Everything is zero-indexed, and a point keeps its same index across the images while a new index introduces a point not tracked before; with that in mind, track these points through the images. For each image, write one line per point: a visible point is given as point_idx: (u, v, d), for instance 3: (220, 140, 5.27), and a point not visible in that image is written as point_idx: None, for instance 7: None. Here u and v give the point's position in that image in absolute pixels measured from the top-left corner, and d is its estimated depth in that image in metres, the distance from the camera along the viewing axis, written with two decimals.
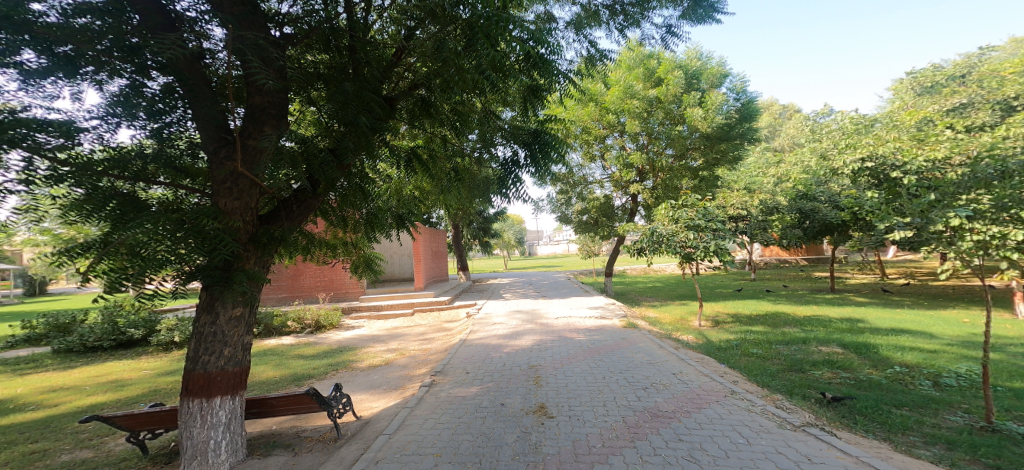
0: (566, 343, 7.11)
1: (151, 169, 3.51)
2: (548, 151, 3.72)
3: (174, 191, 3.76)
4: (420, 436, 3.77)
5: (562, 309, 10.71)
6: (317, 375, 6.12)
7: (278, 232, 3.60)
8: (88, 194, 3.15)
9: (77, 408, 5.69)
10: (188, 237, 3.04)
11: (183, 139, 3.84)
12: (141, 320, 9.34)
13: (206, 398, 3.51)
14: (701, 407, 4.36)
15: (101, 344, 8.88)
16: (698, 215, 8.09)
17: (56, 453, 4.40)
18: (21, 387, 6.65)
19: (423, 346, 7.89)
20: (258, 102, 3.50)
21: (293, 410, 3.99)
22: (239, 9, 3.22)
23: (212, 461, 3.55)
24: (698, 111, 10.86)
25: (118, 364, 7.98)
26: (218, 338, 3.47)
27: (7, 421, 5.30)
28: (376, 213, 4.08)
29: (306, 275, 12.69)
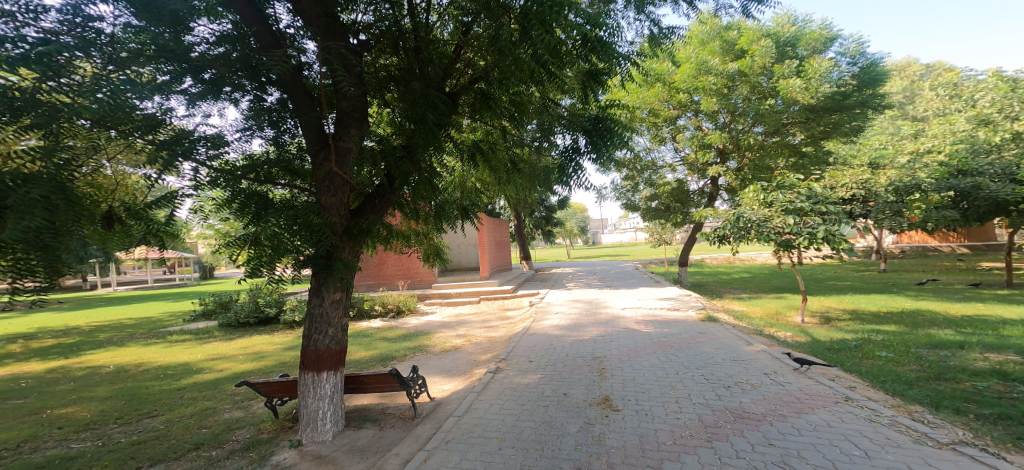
0: (633, 335, 6.86)
1: (274, 173, 4.13)
2: (610, 137, 3.64)
3: (290, 191, 4.32)
4: (486, 420, 3.94)
5: (628, 300, 10.30)
6: (399, 357, 6.67)
7: (365, 224, 3.91)
8: (234, 194, 3.86)
9: (235, 373, 6.86)
10: (301, 230, 3.52)
11: (294, 145, 4.42)
12: (275, 300, 10.85)
13: (317, 372, 4.02)
14: (800, 412, 3.94)
15: (249, 321, 10.51)
16: (800, 197, 7.22)
17: (221, 411, 5.37)
18: (197, 353, 8.21)
19: (490, 333, 8.14)
20: (345, 106, 3.83)
21: (380, 388, 4.38)
22: (324, 21, 3.53)
23: (320, 428, 4.05)
24: (795, 82, 9.61)
25: (260, 337, 9.41)
26: (324, 318, 3.94)
27: (191, 380, 6.58)
28: (444, 206, 4.29)
29: (388, 264, 13.76)
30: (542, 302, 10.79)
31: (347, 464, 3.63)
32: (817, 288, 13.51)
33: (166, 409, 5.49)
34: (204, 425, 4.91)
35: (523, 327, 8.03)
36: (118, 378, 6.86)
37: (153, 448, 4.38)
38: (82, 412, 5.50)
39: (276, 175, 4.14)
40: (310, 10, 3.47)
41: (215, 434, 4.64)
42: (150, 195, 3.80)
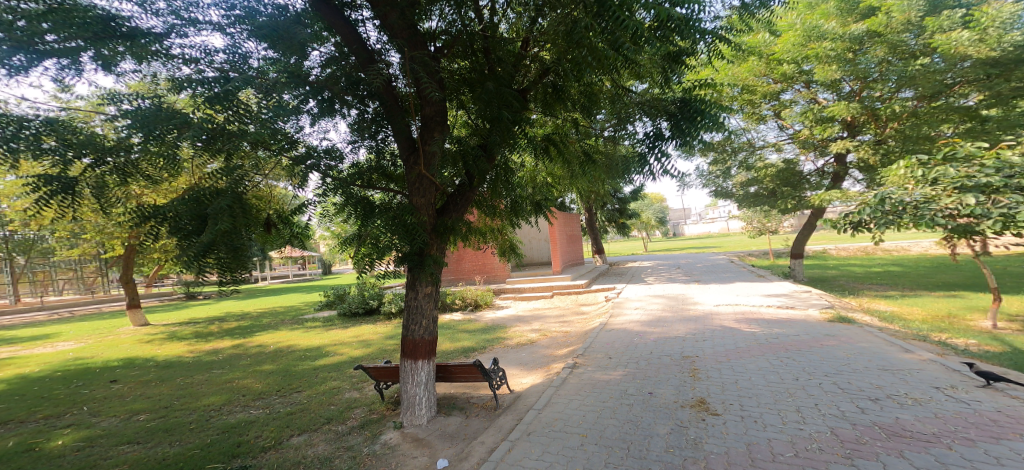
0: (733, 334, 6.24)
1: (374, 178, 4.55)
2: (696, 119, 3.50)
3: (388, 195, 4.65)
4: (567, 415, 3.89)
5: (722, 296, 9.41)
6: (479, 349, 6.90)
7: (450, 223, 4.10)
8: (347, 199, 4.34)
9: (351, 357, 7.70)
10: (398, 230, 3.82)
11: (387, 153, 4.81)
12: (376, 293, 11.94)
13: (413, 360, 4.34)
14: (995, 437, 3.10)
15: (358, 311, 11.71)
16: (992, 170, 5.74)
17: (342, 391, 6.07)
18: (322, 339, 9.39)
19: (565, 328, 8.03)
20: (428, 112, 4.06)
21: (466, 378, 4.58)
22: (407, 32, 3.78)
23: (415, 413, 4.36)
24: (964, 32, 7.90)
25: (367, 326, 10.44)
26: (418, 310, 4.25)
27: (320, 362, 7.56)
28: (518, 201, 4.38)
29: (466, 260, 14.30)
30: (618, 298, 10.24)
31: (439, 449, 3.88)
32: (1000, 285, 10.83)
33: (308, 385, 6.40)
34: (334, 402, 5.63)
35: (599, 323, 7.74)
36: (277, 357, 8.18)
37: (300, 420, 5.14)
38: (255, 384, 6.69)
39: (376, 180, 4.54)
40: (395, 24, 3.75)
41: (340, 411, 5.28)
42: (291, 205, 4.49)
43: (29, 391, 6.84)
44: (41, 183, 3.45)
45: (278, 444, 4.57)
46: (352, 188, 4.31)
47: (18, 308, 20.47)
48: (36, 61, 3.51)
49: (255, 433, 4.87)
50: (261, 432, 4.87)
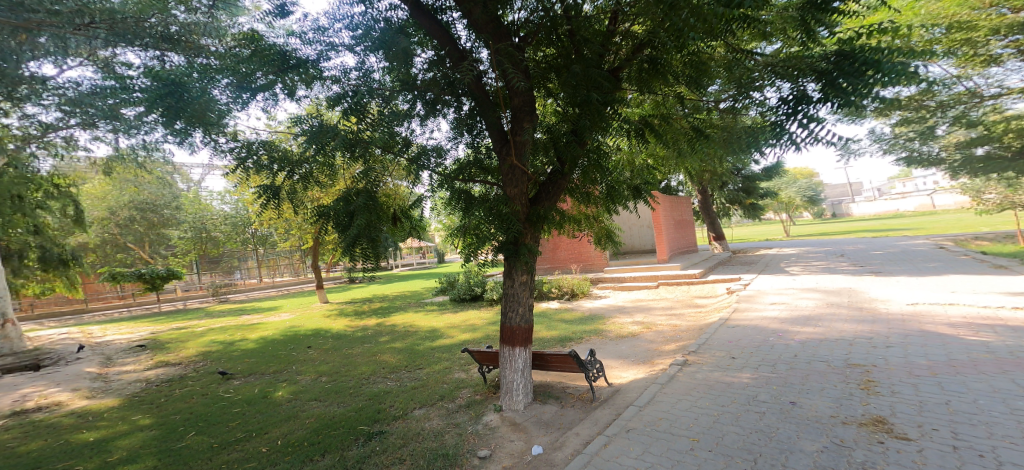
0: (931, 342, 5.02)
1: (474, 172, 4.72)
2: (865, 74, 2.92)
3: (486, 188, 4.77)
4: (673, 416, 3.65)
5: (912, 292, 7.76)
6: (576, 339, 6.81)
7: (542, 211, 4.07)
8: (453, 192, 4.60)
9: (460, 341, 8.18)
10: (495, 220, 3.91)
11: (483, 147, 4.94)
12: (479, 280, 12.50)
13: (511, 347, 4.45)
14: None
15: (464, 297, 12.40)
16: None
17: (451, 372, 6.48)
18: (437, 322, 10.15)
19: (672, 322, 7.51)
20: (517, 102, 4.05)
21: (561, 367, 4.55)
22: (491, 26, 3.86)
23: (512, 398, 4.47)
24: None
25: (472, 312, 10.99)
26: (515, 298, 4.33)
27: (439, 344, 8.18)
28: (614, 186, 4.18)
29: (562, 248, 14.23)
30: (743, 291, 9.20)
31: (535, 435, 3.95)
32: None
33: (427, 363, 7.02)
34: (445, 381, 6.07)
35: (717, 319, 7.10)
36: (404, 336, 9.08)
37: (421, 395, 5.65)
38: (391, 358, 7.59)
39: (475, 173, 4.71)
40: (479, 20, 3.87)
41: (450, 390, 5.65)
42: (410, 200, 4.95)
43: (261, 349, 9.09)
44: (260, 190, 4.43)
45: (406, 414, 5.10)
46: (455, 183, 4.60)
47: (258, 285, 27.08)
48: (253, 96, 4.77)
49: (389, 403, 5.52)
50: (393, 403, 5.51)
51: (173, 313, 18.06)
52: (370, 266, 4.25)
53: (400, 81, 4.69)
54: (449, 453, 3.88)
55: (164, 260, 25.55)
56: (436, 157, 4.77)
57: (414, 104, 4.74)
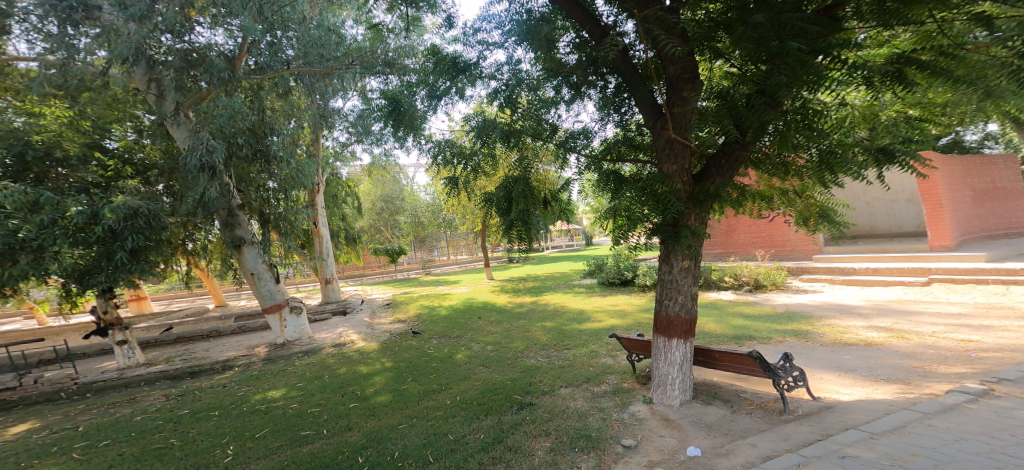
0: None
1: (623, 151, 4.46)
2: None
3: (638, 167, 4.47)
4: (932, 454, 2.92)
5: None
6: (760, 339, 6.07)
7: (712, 189, 3.66)
8: (600, 175, 4.41)
9: (608, 326, 8.00)
10: (649, 200, 3.63)
11: (634, 124, 4.66)
12: (630, 264, 12.16)
13: (667, 338, 4.16)
14: None
15: (613, 281, 12.12)
16: None
17: (598, 356, 6.38)
18: (589, 304, 10.15)
19: (973, 335, 5.75)
20: (673, 71, 3.70)
21: (735, 368, 4.08)
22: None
23: (668, 393, 4.19)
24: None
25: (622, 297, 10.71)
26: (673, 285, 4.01)
27: (586, 326, 8.14)
28: (833, 151, 3.28)
29: (739, 231, 13.81)
30: None
31: (693, 436, 3.64)
32: None
33: (574, 344, 7.07)
34: (591, 364, 6.03)
35: None
36: (550, 316, 9.34)
37: (568, 374, 5.78)
38: (542, 335, 7.96)
39: (625, 152, 4.45)
40: None
41: (595, 374, 5.60)
42: (559, 184, 4.92)
43: (449, 318, 10.89)
44: (446, 182, 5.23)
45: (552, 391, 5.29)
46: (602, 165, 4.39)
47: (443, 262, 31.57)
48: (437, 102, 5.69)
49: (539, 377, 5.84)
50: (543, 378, 5.79)
51: (398, 282, 22.80)
52: (527, 246, 4.55)
53: (547, 68, 4.71)
54: (592, 435, 3.89)
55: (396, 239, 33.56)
56: (583, 140, 4.79)
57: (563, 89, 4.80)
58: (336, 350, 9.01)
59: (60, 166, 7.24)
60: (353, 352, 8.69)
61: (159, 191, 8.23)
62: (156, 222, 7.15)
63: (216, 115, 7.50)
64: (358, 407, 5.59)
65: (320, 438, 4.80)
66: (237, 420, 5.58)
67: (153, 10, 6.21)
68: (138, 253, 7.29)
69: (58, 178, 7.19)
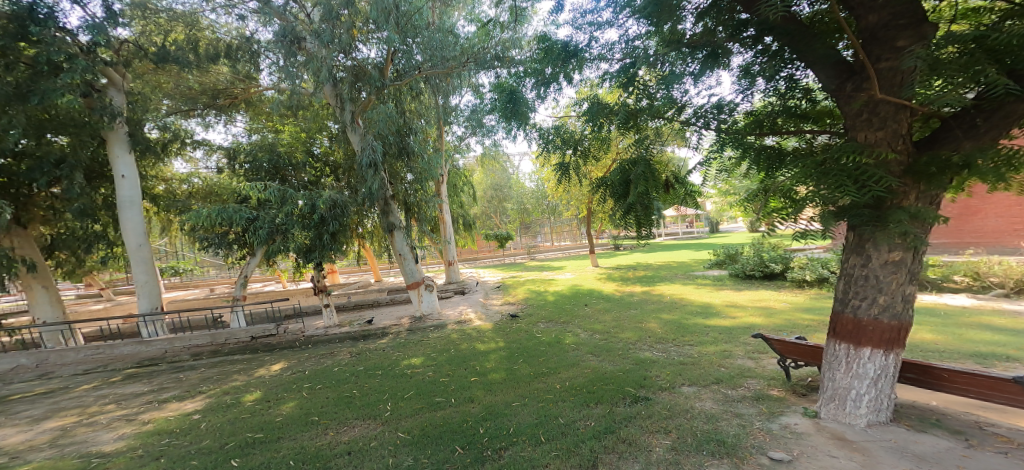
0: None
1: (779, 122, 3.89)
2: None
3: (806, 138, 3.75)
4: None
5: None
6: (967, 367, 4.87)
7: (956, 157, 2.91)
8: (741, 153, 3.82)
9: (745, 324, 7.07)
10: (834, 176, 2.95)
11: (801, 88, 3.81)
12: (779, 257, 10.91)
13: (855, 345, 3.51)
14: None
15: (754, 273, 11.00)
16: None
17: (735, 356, 5.74)
18: (721, 298, 9.20)
19: None
20: (875, 21, 3.18)
21: (979, 393, 3.37)
22: None
23: (851, 411, 3.61)
24: None
25: (767, 293, 9.48)
26: (870, 282, 3.34)
27: (714, 322, 7.33)
28: None
29: (987, 215, 13.13)
30: None
31: (884, 463, 3.12)
32: None
33: (698, 341, 6.50)
34: (722, 365, 5.50)
35: None
36: (672, 307, 8.76)
37: (691, 372, 5.37)
38: (656, 328, 7.51)
39: (782, 123, 3.88)
40: None
41: (731, 376, 5.10)
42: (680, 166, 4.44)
43: (556, 303, 10.87)
44: (555, 170, 5.12)
45: (671, 387, 4.99)
46: (748, 137, 3.80)
47: (551, 248, 31.80)
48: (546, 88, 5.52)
49: (655, 371, 5.51)
50: (660, 373, 5.46)
51: (507, 266, 23.59)
52: (644, 231, 4.17)
53: (667, 40, 4.21)
54: (726, 441, 3.69)
55: (504, 225, 34.66)
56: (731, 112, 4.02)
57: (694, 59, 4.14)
58: (458, 327, 9.56)
59: (292, 169, 10.24)
60: (472, 329, 9.15)
61: (344, 184, 10.77)
62: (342, 212, 9.20)
63: (376, 122, 9.08)
64: (478, 381, 5.87)
65: (449, 405, 5.19)
66: (394, 380, 6.25)
67: (334, 35, 8.30)
68: (337, 236, 9.48)
69: (291, 179, 10.21)
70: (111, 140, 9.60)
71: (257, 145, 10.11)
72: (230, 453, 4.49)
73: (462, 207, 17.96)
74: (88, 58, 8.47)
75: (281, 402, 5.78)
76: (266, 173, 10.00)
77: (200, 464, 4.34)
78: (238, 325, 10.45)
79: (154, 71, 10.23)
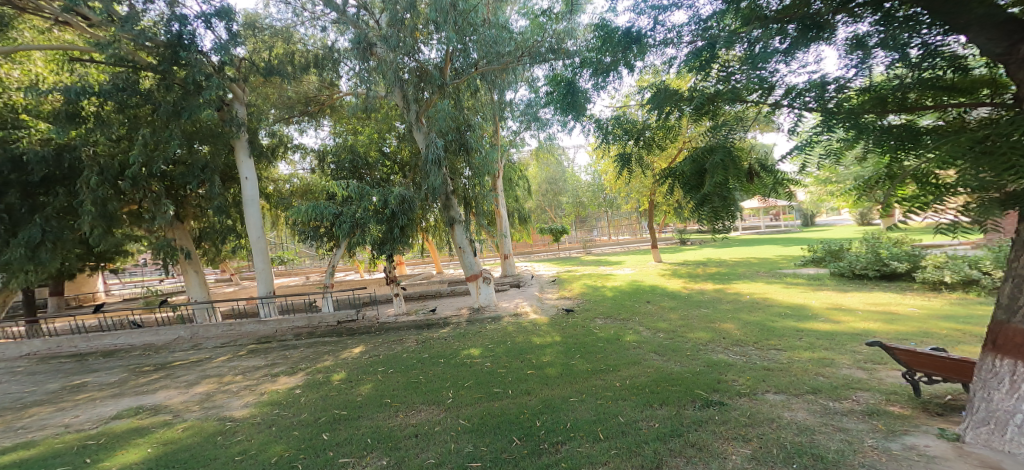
0: None
1: (913, 97, 3.03)
2: None
3: (952, 115, 2.95)
4: None
5: None
6: None
7: None
8: (857, 135, 3.07)
9: (853, 329, 6.24)
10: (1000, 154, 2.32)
11: (945, 57, 2.93)
12: (905, 254, 9.41)
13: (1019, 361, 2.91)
14: None
15: (867, 273, 9.66)
16: None
17: (840, 365, 5.14)
18: (815, 298, 8.28)
19: None
20: None
21: None
22: None
23: (1006, 437, 3.01)
24: None
25: (884, 294, 8.25)
26: None
27: (811, 325, 6.62)
28: None
29: None
30: None
31: None
32: None
33: (787, 346, 5.91)
34: (818, 374, 4.94)
35: None
36: (754, 308, 8.09)
37: (777, 378, 4.88)
38: (734, 329, 6.94)
39: (917, 99, 3.00)
40: None
41: (834, 387, 4.56)
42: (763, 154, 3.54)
43: (615, 299, 10.47)
44: (617, 163, 4.48)
45: (752, 394, 4.57)
46: (864, 117, 3.02)
47: (608, 242, 31.03)
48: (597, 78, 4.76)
49: (732, 376, 5.06)
50: (738, 377, 5.01)
51: (562, 259, 23.31)
52: (723, 226, 3.33)
53: (744, 17, 3.57)
54: (824, 457, 3.30)
55: (559, 218, 34.32)
56: (838, 90, 3.20)
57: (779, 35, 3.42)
58: (514, 319, 9.47)
59: (368, 168, 10.80)
60: (529, 322, 9.02)
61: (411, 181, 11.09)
62: (410, 206, 9.49)
63: (438, 120, 9.20)
64: (534, 374, 5.71)
65: (507, 396, 5.07)
66: (453, 369, 6.24)
67: (400, 40, 8.54)
68: (405, 230, 9.77)
69: (367, 177, 10.73)
70: (238, 148, 10.80)
71: (342, 146, 10.85)
72: (322, 427, 4.64)
73: (517, 201, 17.87)
74: (220, 76, 9.82)
75: (362, 383, 5.98)
76: (344, 171, 10.58)
77: (299, 435, 4.51)
78: (328, 310, 11.18)
79: (263, 83, 11.24)
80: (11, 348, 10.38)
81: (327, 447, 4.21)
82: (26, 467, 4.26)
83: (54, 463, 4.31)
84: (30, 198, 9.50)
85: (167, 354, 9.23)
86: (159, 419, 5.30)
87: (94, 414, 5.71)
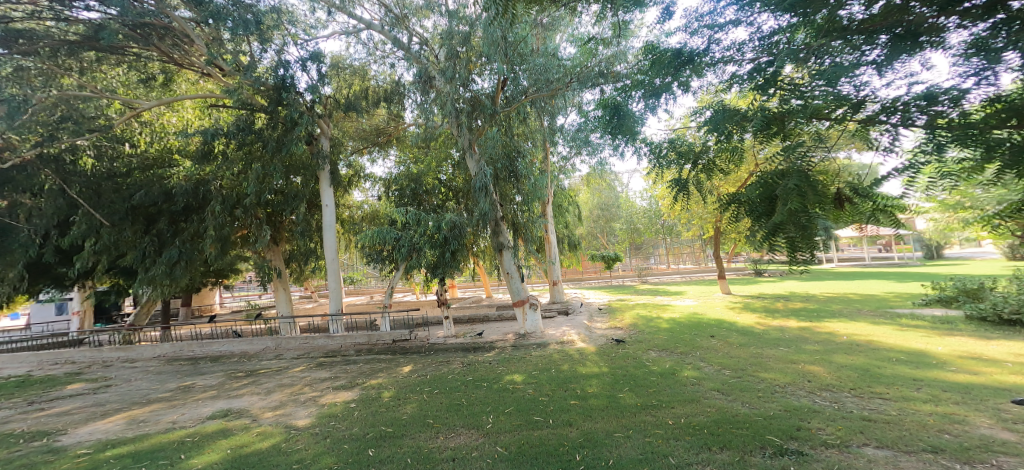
0: None
1: None
2: None
3: None
4: None
5: None
6: None
7: None
8: (989, 156, 2.05)
9: (1001, 384, 5.25)
10: None
11: None
12: None
13: None
14: None
15: (1019, 318, 8.14)
16: None
17: (975, 423, 4.24)
18: (941, 345, 7.10)
19: None
20: None
21: None
22: None
23: None
24: None
25: None
26: None
27: (935, 375, 5.68)
28: None
29: None
30: None
31: None
32: None
33: (897, 397, 5.02)
34: (940, 430, 4.11)
35: None
36: (851, 351, 7.12)
37: (881, 431, 4.12)
38: (825, 373, 6.07)
39: None
40: None
41: (964, 447, 3.74)
42: (856, 169, 2.39)
43: (672, 332, 9.67)
44: (669, 188, 3.38)
45: (844, 446, 3.89)
46: (995, 131, 2.04)
47: (669, 271, 29.53)
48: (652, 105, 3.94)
49: (818, 423, 4.35)
50: (825, 426, 4.30)
51: (617, 288, 22.46)
52: (799, 258, 2.13)
53: (816, 31, 2.73)
54: None
55: (614, 246, 33.36)
56: (952, 104, 2.21)
57: (865, 48, 2.58)
58: (559, 347, 8.99)
59: (425, 193, 11.04)
60: (575, 351, 8.52)
61: (463, 206, 11.13)
62: (459, 232, 9.38)
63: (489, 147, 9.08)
64: (577, 405, 5.25)
65: (546, 426, 4.66)
66: (495, 394, 5.92)
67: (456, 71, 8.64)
68: (458, 254, 9.66)
69: (424, 203, 11.02)
70: (321, 178, 11.36)
71: (403, 174, 11.21)
72: (368, 443, 4.47)
73: (568, 227, 17.52)
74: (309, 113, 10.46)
75: (408, 401, 5.79)
76: (404, 197, 10.95)
77: (348, 448, 4.36)
78: (385, 329, 11.31)
79: (344, 117, 11.88)
80: (146, 349, 11.37)
81: (370, 463, 4.01)
82: (135, 458, 4.41)
83: (156, 456, 4.43)
84: (174, 224, 11.10)
85: (257, 362, 9.60)
86: (239, 422, 5.38)
87: (195, 413, 5.93)
